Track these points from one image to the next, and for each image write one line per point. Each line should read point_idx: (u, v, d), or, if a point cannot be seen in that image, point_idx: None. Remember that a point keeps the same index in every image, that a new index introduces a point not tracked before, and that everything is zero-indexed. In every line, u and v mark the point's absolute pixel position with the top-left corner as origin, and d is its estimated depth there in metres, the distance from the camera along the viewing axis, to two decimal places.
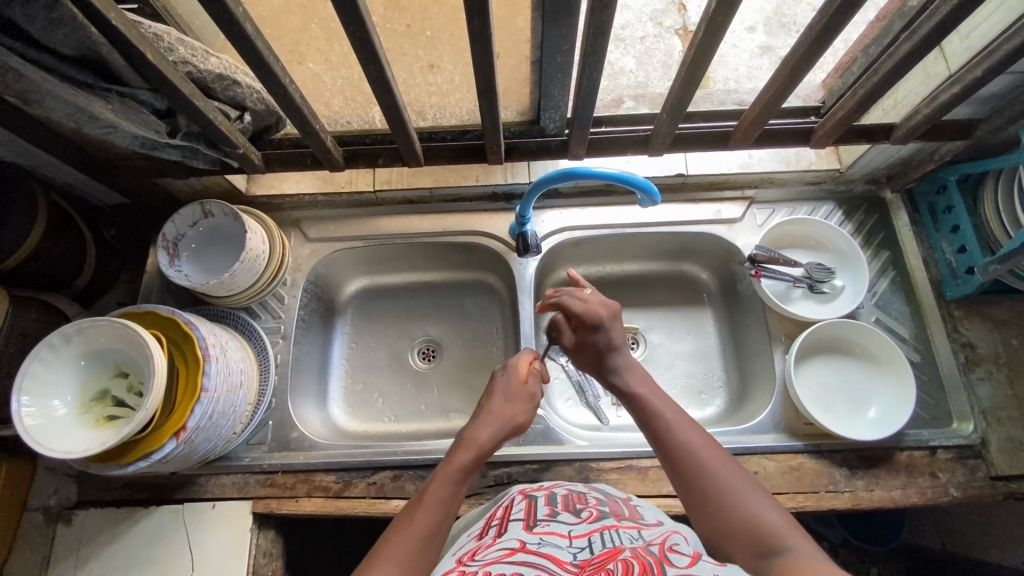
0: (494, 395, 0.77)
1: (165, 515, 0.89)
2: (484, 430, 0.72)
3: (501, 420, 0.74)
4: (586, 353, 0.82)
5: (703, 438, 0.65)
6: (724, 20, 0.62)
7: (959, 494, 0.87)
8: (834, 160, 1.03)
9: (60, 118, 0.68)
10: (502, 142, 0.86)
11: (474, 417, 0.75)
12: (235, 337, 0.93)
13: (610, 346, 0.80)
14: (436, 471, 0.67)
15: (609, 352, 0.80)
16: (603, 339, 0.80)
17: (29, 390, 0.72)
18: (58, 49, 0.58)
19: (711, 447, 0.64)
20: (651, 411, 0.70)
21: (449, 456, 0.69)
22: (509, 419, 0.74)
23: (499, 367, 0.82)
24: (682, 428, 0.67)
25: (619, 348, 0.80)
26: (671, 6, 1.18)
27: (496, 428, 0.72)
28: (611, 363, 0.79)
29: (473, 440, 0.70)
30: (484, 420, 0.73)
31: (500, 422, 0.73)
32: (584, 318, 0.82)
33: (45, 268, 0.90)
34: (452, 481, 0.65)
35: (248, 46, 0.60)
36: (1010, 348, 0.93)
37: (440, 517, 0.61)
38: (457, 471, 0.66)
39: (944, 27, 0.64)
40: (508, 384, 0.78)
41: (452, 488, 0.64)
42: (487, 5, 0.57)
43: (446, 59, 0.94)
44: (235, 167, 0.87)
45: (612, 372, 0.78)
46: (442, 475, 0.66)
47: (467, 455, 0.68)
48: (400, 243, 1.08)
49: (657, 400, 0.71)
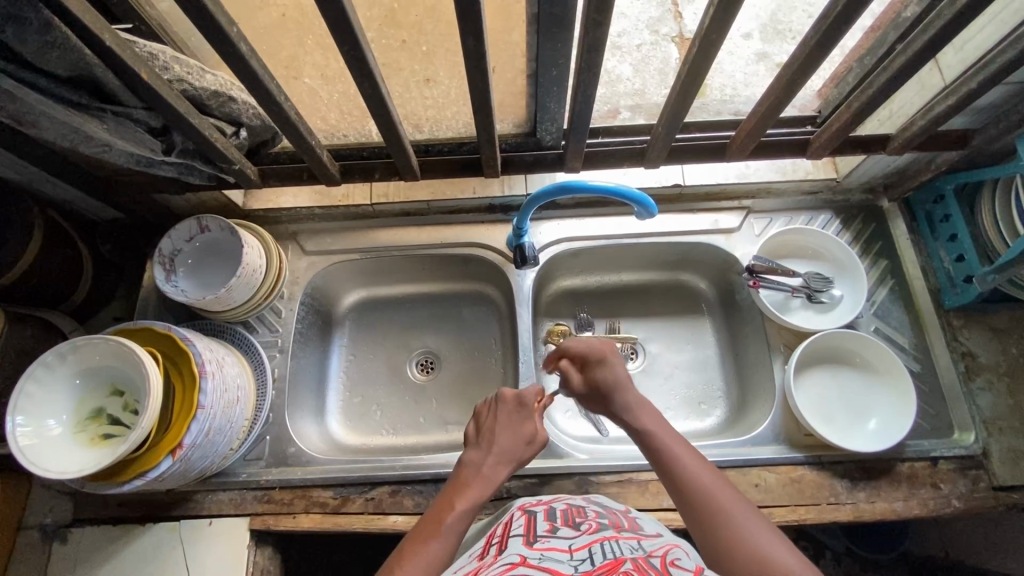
0: (501, 428, 0.74)
1: (161, 533, 0.88)
2: (496, 471, 0.70)
3: (512, 460, 0.72)
4: (592, 397, 0.80)
5: (711, 473, 0.65)
6: (717, 37, 0.63)
7: (961, 506, 0.86)
8: (830, 170, 1.02)
9: (55, 139, 0.68)
10: (498, 155, 0.86)
11: (484, 447, 0.73)
12: (232, 352, 0.92)
13: (613, 384, 0.77)
14: (454, 503, 0.65)
15: (611, 392, 0.77)
16: (603, 377, 0.78)
17: (24, 410, 0.71)
18: (53, 70, 0.58)
19: (721, 484, 0.64)
20: (663, 445, 0.69)
21: (462, 490, 0.67)
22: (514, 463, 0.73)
23: (509, 393, 0.78)
24: (694, 463, 0.66)
25: (620, 384, 0.77)
26: (668, 13, 1.18)
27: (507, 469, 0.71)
28: (623, 400, 0.76)
29: (485, 478, 0.69)
30: (498, 455, 0.72)
31: (508, 462, 0.72)
32: (587, 356, 0.81)
33: (41, 285, 0.91)
34: (471, 518, 0.64)
35: (243, 65, 0.60)
36: (1010, 358, 0.93)
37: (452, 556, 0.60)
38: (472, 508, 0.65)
39: (937, 42, 0.65)
40: (520, 419, 0.76)
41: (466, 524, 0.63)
42: (480, 23, 0.57)
43: (442, 73, 0.92)
44: (231, 182, 0.87)
45: (619, 412, 0.75)
46: (461, 508, 0.64)
47: (481, 493, 0.67)
48: (398, 255, 1.07)
49: (666, 436, 0.70)
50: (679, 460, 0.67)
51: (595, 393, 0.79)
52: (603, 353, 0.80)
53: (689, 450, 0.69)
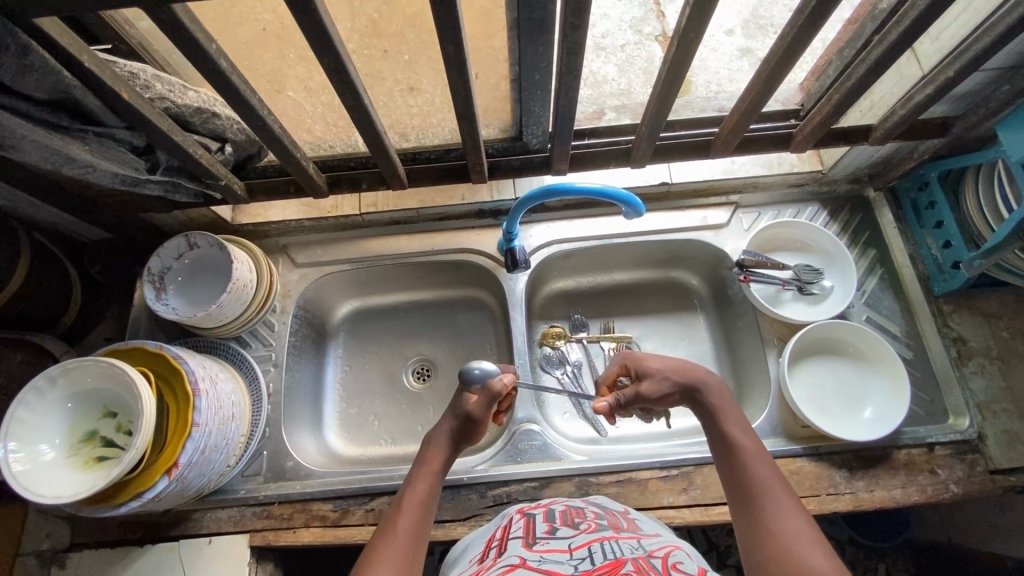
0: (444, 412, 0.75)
1: (160, 555, 0.88)
2: (442, 438, 0.72)
3: (455, 420, 0.73)
4: (660, 397, 0.73)
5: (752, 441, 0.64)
6: (695, 36, 0.63)
7: (960, 490, 0.87)
8: (815, 162, 1.04)
9: (37, 161, 0.67)
10: (484, 161, 0.86)
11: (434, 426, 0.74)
12: (226, 368, 0.92)
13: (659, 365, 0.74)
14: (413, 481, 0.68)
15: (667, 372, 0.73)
16: (652, 368, 0.74)
17: (16, 436, 0.71)
18: (31, 93, 0.57)
19: (770, 470, 0.61)
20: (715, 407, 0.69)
21: (416, 466, 0.70)
22: (467, 426, 0.73)
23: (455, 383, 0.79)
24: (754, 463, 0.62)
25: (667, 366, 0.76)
26: (650, 13, 1.19)
27: (452, 428, 0.72)
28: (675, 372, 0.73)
29: (435, 449, 0.71)
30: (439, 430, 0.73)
31: (458, 429, 0.73)
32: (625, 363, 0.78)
33: (30, 309, 0.90)
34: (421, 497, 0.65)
35: (225, 82, 0.60)
36: (1001, 341, 0.93)
37: (418, 523, 0.62)
38: (426, 484, 0.67)
39: (912, 32, 0.65)
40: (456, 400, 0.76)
41: (422, 499, 0.65)
42: (459, 31, 0.57)
43: (426, 81, 0.92)
44: (218, 198, 0.87)
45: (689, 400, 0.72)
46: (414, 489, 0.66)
47: (433, 466, 0.69)
48: (389, 263, 1.07)
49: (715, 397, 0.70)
50: (739, 447, 0.64)
51: (661, 380, 0.73)
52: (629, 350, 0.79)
53: (757, 443, 0.64)
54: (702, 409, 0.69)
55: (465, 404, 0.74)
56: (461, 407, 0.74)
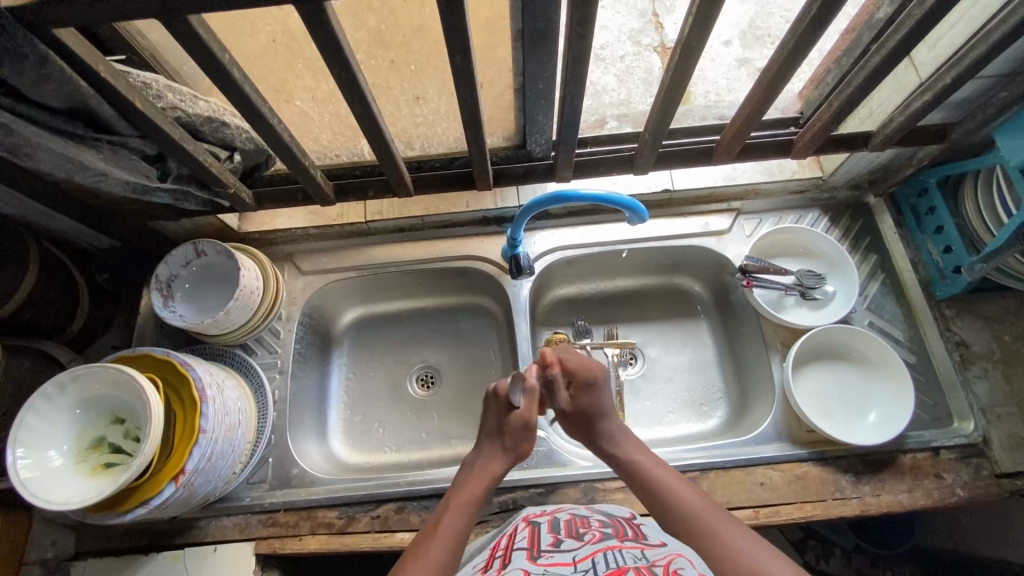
0: (490, 427, 0.80)
1: (166, 562, 0.87)
2: (490, 459, 0.76)
3: (501, 438, 0.78)
4: (575, 419, 0.82)
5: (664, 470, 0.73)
6: (698, 45, 0.64)
7: (966, 494, 0.87)
8: (816, 169, 1.05)
9: (51, 169, 0.69)
10: (490, 168, 0.88)
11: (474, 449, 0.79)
12: (232, 375, 0.92)
13: (602, 409, 0.81)
14: (449, 500, 0.71)
15: (599, 417, 0.81)
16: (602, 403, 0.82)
17: (25, 442, 0.71)
18: (49, 103, 0.59)
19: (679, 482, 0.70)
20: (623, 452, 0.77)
21: (461, 487, 0.74)
22: (514, 437, 0.78)
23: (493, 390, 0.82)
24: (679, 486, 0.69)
25: (606, 411, 0.81)
26: (648, 24, 1.20)
27: (500, 446, 0.77)
28: (602, 429, 0.80)
29: (481, 470, 0.75)
30: (484, 453, 0.77)
31: (506, 445, 0.77)
32: (580, 374, 0.83)
33: (37, 316, 0.91)
34: (465, 515, 0.68)
35: (238, 91, 0.61)
36: (1003, 345, 0.94)
37: (453, 542, 0.65)
38: (470, 501, 0.71)
39: (908, 43, 0.67)
40: (499, 415, 0.79)
41: (464, 517, 0.68)
42: (466, 42, 0.59)
43: (432, 89, 0.92)
44: (226, 206, 0.88)
45: (604, 439, 0.80)
46: (453, 510, 0.69)
47: (477, 487, 0.73)
48: (394, 271, 1.08)
49: (623, 441, 0.79)
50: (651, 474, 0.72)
51: (585, 414, 0.81)
52: (595, 376, 0.83)
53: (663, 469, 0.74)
54: (618, 458, 0.77)
55: (506, 416, 0.78)
56: (502, 419, 0.79)
